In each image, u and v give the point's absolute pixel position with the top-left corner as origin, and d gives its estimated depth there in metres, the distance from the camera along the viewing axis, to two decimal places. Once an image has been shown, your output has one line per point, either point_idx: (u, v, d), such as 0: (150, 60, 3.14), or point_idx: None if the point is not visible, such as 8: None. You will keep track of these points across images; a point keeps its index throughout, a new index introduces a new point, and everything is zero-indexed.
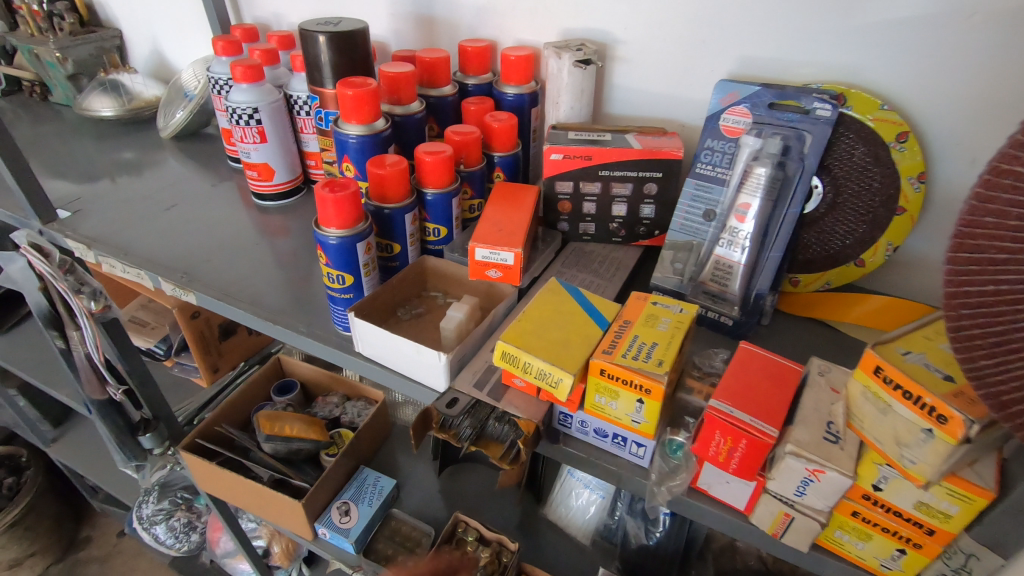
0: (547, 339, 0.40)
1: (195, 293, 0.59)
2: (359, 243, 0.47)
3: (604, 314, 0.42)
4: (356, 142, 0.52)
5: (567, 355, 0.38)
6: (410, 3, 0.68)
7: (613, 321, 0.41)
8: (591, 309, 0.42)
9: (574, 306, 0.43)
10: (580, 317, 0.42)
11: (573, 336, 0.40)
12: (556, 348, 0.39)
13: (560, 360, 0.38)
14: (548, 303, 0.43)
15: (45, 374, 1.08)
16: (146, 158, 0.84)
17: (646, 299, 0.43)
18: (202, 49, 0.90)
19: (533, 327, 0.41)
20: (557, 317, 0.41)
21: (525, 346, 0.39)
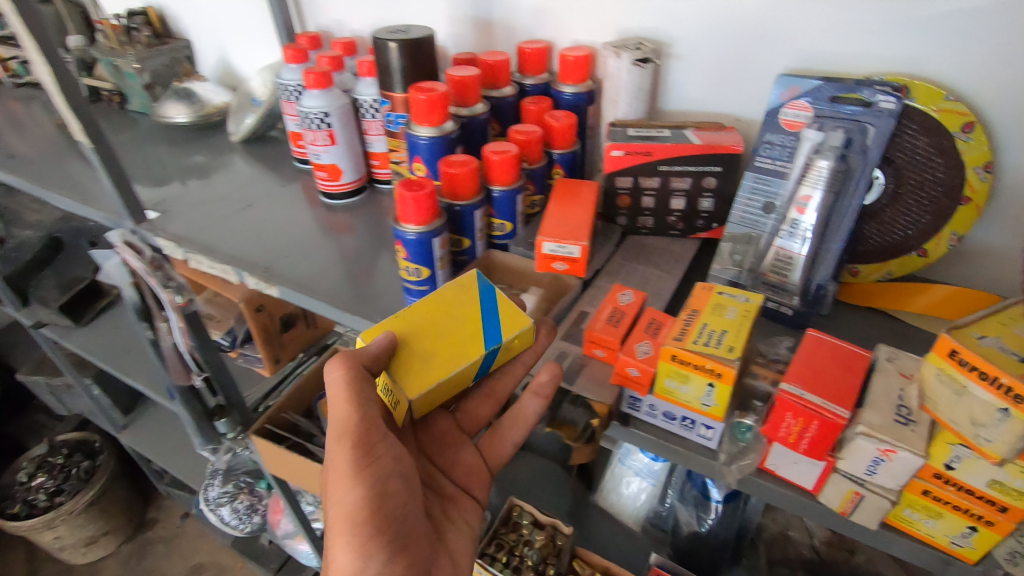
0: (405, 346, 0.44)
1: (277, 287, 0.63)
2: (436, 239, 0.50)
3: (495, 325, 0.46)
4: (427, 143, 0.55)
5: (417, 377, 0.43)
6: (470, 7, 0.70)
7: (500, 338, 0.45)
8: (479, 307, 0.47)
9: (464, 305, 0.47)
10: (463, 317, 0.46)
11: (437, 345, 0.45)
12: (412, 366, 0.43)
13: (406, 377, 0.43)
14: (440, 303, 0.47)
15: (124, 363, 1.20)
16: (215, 161, 0.90)
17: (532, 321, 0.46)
18: (267, 56, 0.95)
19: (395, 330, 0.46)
20: (435, 316, 0.46)
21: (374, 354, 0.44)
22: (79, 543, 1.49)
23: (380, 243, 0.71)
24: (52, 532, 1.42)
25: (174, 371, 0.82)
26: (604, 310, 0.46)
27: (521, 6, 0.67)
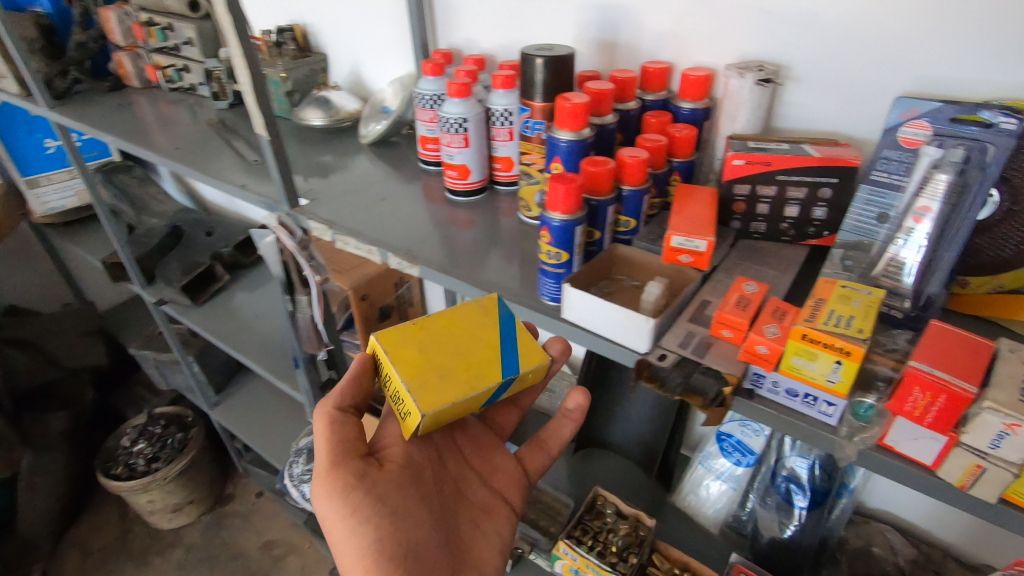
0: (429, 364, 0.58)
1: (419, 267, 0.72)
2: (577, 227, 0.57)
3: (511, 360, 0.61)
4: (566, 146, 0.63)
5: (432, 393, 0.56)
6: (597, 31, 0.78)
7: (514, 371, 0.59)
8: (500, 343, 0.62)
9: (485, 339, 0.62)
10: (486, 345, 0.61)
11: (456, 367, 0.59)
12: (430, 382, 0.57)
13: (422, 392, 0.55)
14: (454, 331, 0.63)
15: (236, 339, 1.41)
16: (341, 161, 1.00)
17: (546, 359, 0.62)
18: (396, 70, 1.06)
19: (426, 346, 0.60)
20: (461, 343, 0.61)
21: (403, 362, 0.58)
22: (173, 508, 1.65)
23: (491, 242, 0.77)
24: (147, 493, 1.69)
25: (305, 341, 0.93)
26: (731, 296, 0.51)
27: (646, 29, 0.74)
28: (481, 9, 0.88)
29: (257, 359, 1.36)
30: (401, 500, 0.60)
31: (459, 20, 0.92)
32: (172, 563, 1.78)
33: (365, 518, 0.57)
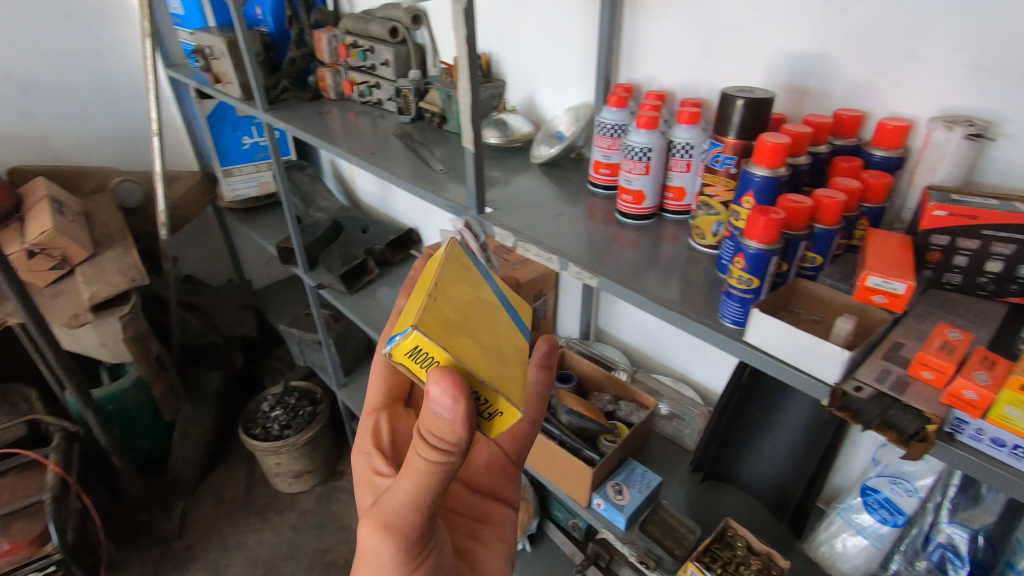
0: (486, 349, 0.57)
1: (598, 277, 0.79)
2: (772, 256, 0.60)
3: (519, 321, 0.69)
4: (760, 180, 0.67)
5: (514, 388, 0.57)
6: (787, 76, 0.82)
7: (529, 336, 0.68)
8: (506, 308, 0.68)
9: (494, 305, 0.65)
10: (496, 308, 0.65)
11: (502, 344, 0.60)
12: (507, 375, 0.57)
13: (511, 390, 0.56)
14: (456, 288, 0.61)
15: (380, 326, 1.55)
16: (512, 176, 1.11)
17: (535, 313, 0.74)
18: (570, 99, 1.16)
19: (468, 327, 0.57)
20: (486, 314, 0.61)
21: (472, 358, 0.53)
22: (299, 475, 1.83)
23: (653, 263, 0.82)
24: (277, 456, 1.88)
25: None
26: (934, 341, 0.53)
27: (842, 78, 0.77)
28: (669, 50, 0.95)
29: None
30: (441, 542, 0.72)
31: (644, 58, 0.99)
32: (289, 524, 1.96)
33: (429, 574, 0.68)
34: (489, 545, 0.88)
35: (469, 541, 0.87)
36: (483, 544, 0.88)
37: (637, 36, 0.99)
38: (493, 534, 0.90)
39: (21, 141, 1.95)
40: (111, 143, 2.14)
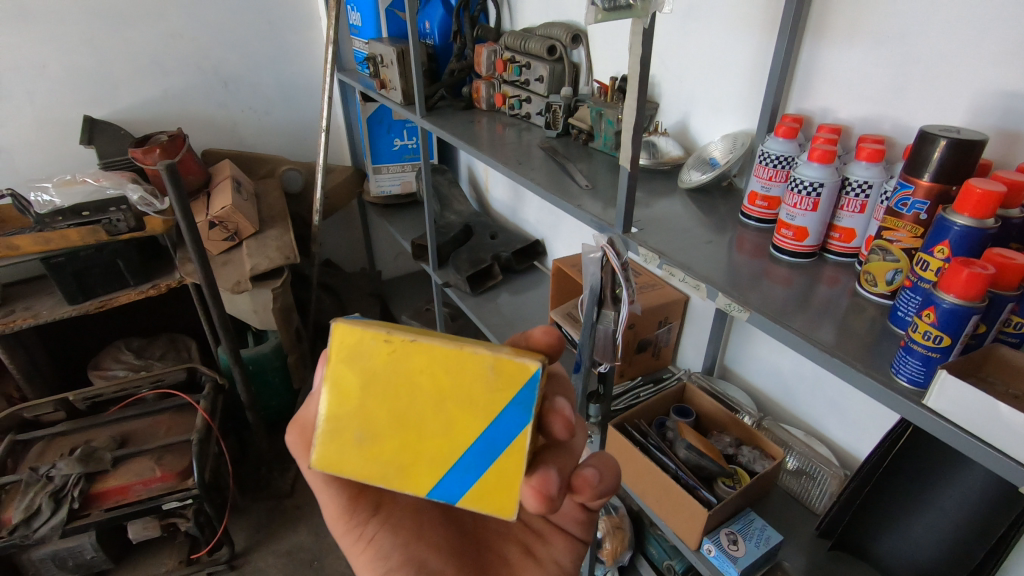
0: (359, 413, 0.60)
1: (750, 312, 0.75)
2: (972, 315, 0.55)
3: (463, 480, 0.59)
4: (960, 230, 0.60)
5: (337, 457, 0.60)
6: (998, 119, 0.73)
7: (450, 496, 0.59)
8: (459, 449, 0.59)
9: (450, 426, 0.58)
10: (447, 433, 0.59)
11: (387, 441, 0.60)
12: (344, 445, 0.60)
13: (328, 453, 0.61)
14: (428, 382, 0.58)
15: (499, 330, 1.59)
16: (657, 198, 1.09)
17: (510, 521, 0.57)
18: (728, 126, 1.12)
19: (376, 388, 0.59)
20: (416, 412, 0.59)
21: (339, 397, 0.60)
22: None
23: (808, 304, 0.77)
24: None
25: (598, 352, 0.99)
26: None
27: None
28: (851, 82, 0.89)
29: None
30: (419, 525, 0.69)
31: (821, 89, 0.94)
32: None
33: (380, 547, 0.65)
34: (541, 565, 0.73)
35: (522, 558, 0.73)
36: (535, 564, 0.73)
37: (815, 65, 0.94)
38: (553, 556, 0.74)
39: (215, 127, 2.26)
40: (284, 136, 2.41)
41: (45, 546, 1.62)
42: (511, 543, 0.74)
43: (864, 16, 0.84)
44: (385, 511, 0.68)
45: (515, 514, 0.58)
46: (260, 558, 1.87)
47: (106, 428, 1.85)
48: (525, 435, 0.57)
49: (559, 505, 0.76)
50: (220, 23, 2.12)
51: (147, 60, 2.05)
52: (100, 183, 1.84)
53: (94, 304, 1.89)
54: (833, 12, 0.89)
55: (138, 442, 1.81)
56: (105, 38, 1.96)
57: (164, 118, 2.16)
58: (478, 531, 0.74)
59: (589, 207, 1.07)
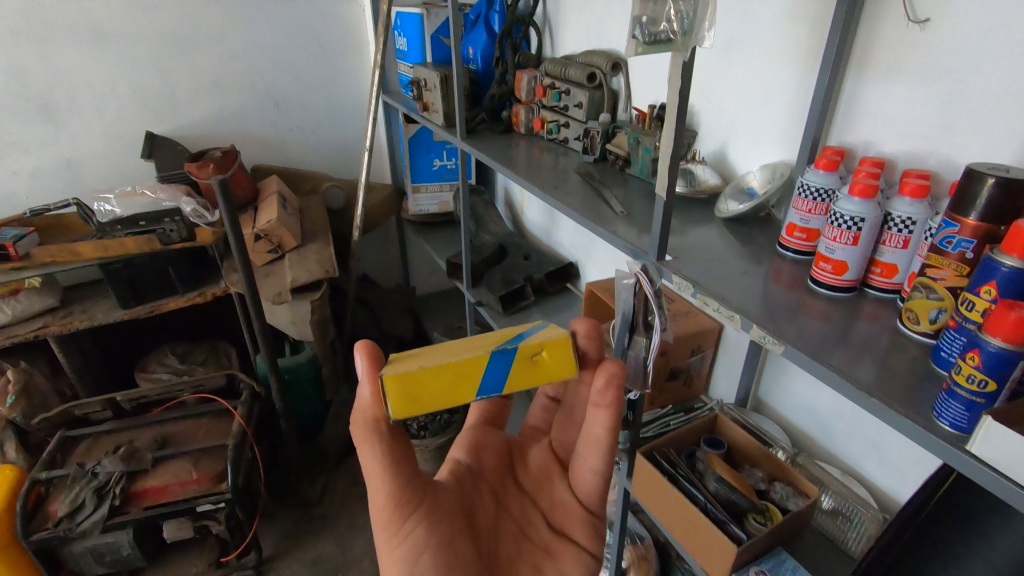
0: (420, 353, 0.69)
1: (784, 345, 0.74)
2: (1020, 360, 0.53)
3: (523, 336, 0.70)
4: (1008, 271, 0.58)
5: (408, 364, 0.64)
6: None
7: (515, 342, 0.67)
8: (511, 333, 0.71)
9: (496, 334, 0.73)
10: (497, 336, 0.72)
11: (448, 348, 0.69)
12: (409, 360, 0.66)
13: (396, 365, 0.64)
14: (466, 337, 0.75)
15: None
16: (694, 226, 1.09)
17: (567, 331, 0.69)
18: (767, 156, 1.12)
19: (428, 346, 0.72)
20: (468, 339, 0.72)
21: (396, 356, 0.69)
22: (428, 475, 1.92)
23: (847, 340, 0.75)
24: None
25: (628, 379, 0.99)
26: None
27: None
28: (896, 115, 0.88)
29: None
30: (452, 526, 0.68)
31: (864, 122, 0.93)
32: None
33: (419, 544, 0.64)
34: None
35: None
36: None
37: (859, 98, 0.93)
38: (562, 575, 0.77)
39: (265, 144, 2.37)
40: (329, 153, 2.51)
41: (85, 541, 1.69)
42: (524, 562, 0.76)
43: (909, 50, 0.84)
44: (428, 508, 0.66)
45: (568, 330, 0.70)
46: (286, 565, 1.90)
47: (149, 428, 1.93)
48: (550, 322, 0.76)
49: (572, 511, 0.80)
50: (275, 46, 2.23)
51: (206, 80, 2.17)
52: (158, 196, 1.95)
53: (144, 309, 1.99)
54: (877, 46, 0.88)
55: (178, 444, 1.88)
56: (170, 59, 2.09)
57: (219, 134, 2.27)
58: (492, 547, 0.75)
59: (624, 233, 1.07)
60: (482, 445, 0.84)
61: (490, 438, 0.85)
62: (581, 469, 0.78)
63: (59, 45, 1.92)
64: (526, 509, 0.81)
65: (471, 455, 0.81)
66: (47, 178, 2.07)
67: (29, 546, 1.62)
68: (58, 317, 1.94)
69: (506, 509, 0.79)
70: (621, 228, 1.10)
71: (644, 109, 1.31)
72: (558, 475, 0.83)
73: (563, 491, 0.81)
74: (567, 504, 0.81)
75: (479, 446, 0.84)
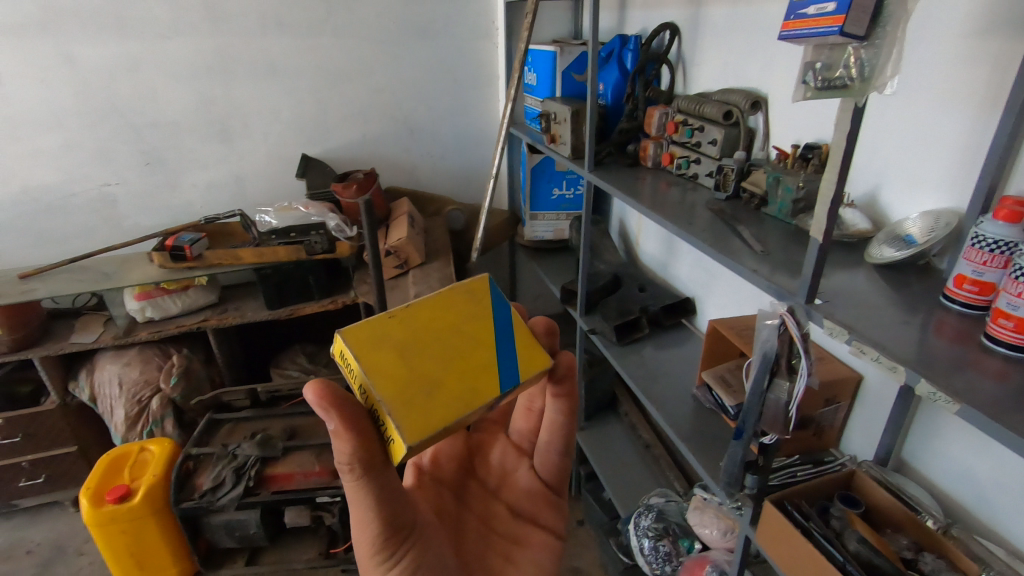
0: (410, 378, 0.73)
1: (960, 404, 0.70)
2: None
3: (512, 361, 0.80)
4: None
5: (418, 418, 0.70)
6: None
7: (511, 381, 0.78)
8: (493, 351, 0.80)
9: (476, 340, 0.80)
10: (478, 344, 0.79)
11: (447, 377, 0.75)
12: (417, 403, 0.71)
13: (412, 421, 0.69)
14: (431, 324, 0.79)
15: (644, 382, 1.60)
16: (844, 269, 1.05)
17: (550, 361, 0.83)
18: (928, 202, 1.06)
19: (410, 349, 0.75)
20: (451, 343, 0.78)
21: (383, 376, 0.72)
22: None
23: None
24: None
25: (766, 422, 0.97)
26: None
27: None
28: None
29: (659, 406, 1.51)
30: (431, 545, 0.79)
31: None
32: None
33: (410, 567, 0.74)
34: (519, 565, 0.91)
35: (502, 562, 0.91)
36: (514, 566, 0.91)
37: None
38: (527, 558, 0.93)
39: (398, 168, 2.57)
40: (453, 179, 2.67)
41: (221, 515, 1.87)
42: (493, 551, 0.92)
43: None
44: (414, 538, 0.75)
45: (549, 356, 0.84)
46: None
47: (280, 419, 2.13)
48: (515, 312, 0.85)
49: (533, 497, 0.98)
50: (415, 80, 2.43)
51: (355, 110, 2.41)
52: (308, 211, 2.21)
53: (286, 311, 2.21)
54: None
55: (304, 436, 2.05)
56: (326, 90, 2.34)
57: (360, 158, 2.50)
58: (461, 543, 0.89)
59: (763, 271, 1.06)
60: (440, 454, 0.98)
61: (448, 448, 1.00)
62: (550, 453, 0.99)
63: (241, 78, 2.23)
64: (492, 505, 0.97)
65: (432, 463, 0.97)
66: (219, 191, 2.39)
67: (178, 512, 1.83)
68: (216, 311, 2.21)
69: (467, 506, 0.95)
70: (759, 265, 1.09)
71: (789, 150, 1.28)
72: (514, 467, 1.01)
73: (523, 479, 0.99)
74: (525, 492, 0.99)
75: (439, 457, 0.98)
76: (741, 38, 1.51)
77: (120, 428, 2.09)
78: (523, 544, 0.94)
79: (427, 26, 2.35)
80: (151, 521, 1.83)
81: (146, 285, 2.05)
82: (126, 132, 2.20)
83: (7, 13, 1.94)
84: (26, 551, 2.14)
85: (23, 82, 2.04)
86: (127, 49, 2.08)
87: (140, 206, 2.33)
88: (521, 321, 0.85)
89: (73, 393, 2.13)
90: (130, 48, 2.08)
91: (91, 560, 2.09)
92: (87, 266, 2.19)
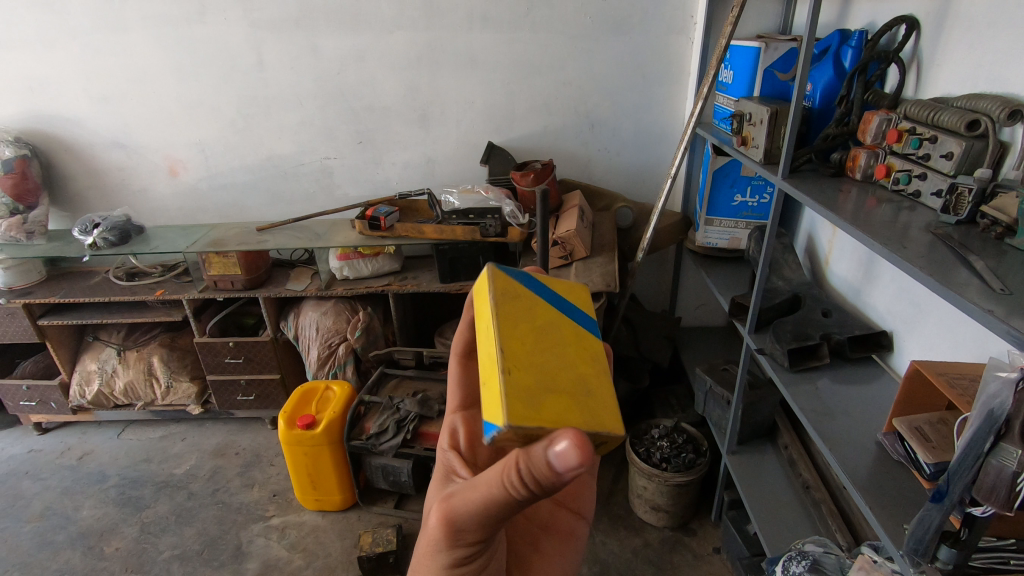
0: (572, 393, 0.77)
1: None
2: None
3: (581, 314, 0.92)
4: None
5: (603, 409, 0.77)
6: None
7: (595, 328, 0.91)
8: (569, 319, 0.89)
9: (555, 322, 0.86)
10: (561, 324, 0.86)
11: (577, 366, 0.81)
12: (587, 404, 0.77)
13: (606, 418, 0.76)
14: (523, 339, 0.79)
15: (816, 416, 1.45)
16: None
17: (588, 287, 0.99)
18: None
19: (543, 378, 0.76)
20: (552, 344, 0.82)
21: (562, 409, 0.74)
22: (659, 503, 2.07)
23: None
24: (647, 481, 2.05)
25: (980, 492, 0.81)
26: None
27: None
28: None
29: (832, 445, 1.35)
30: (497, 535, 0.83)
31: None
32: (632, 544, 2.09)
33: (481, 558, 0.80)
34: (548, 554, 0.91)
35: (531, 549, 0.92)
36: (541, 555, 0.91)
37: None
38: (554, 546, 0.92)
39: (574, 161, 2.61)
40: (626, 176, 2.64)
41: (380, 458, 2.12)
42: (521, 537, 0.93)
43: None
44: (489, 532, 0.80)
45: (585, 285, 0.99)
46: None
47: (438, 383, 2.34)
48: (541, 278, 0.92)
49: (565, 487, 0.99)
50: (602, 74, 2.44)
51: (541, 102, 2.49)
52: (487, 195, 2.36)
53: (455, 286, 2.37)
54: None
55: None
56: (518, 83, 2.46)
57: (540, 149, 2.59)
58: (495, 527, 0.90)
59: (1001, 313, 0.88)
60: (478, 434, 0.95)
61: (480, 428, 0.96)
62: None
63: (445, 68, 2.43)
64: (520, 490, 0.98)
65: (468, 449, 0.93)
66: (413, 170, 2.65)
67: (349, 448, 2.10)
68: (398, 278, 2.47)
69: None
70: (994, 305, 0.91)
71: None
72: None
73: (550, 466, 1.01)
74: None
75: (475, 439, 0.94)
76: (1006, 35, 1.26)
77: (313, 366, 2.45)
78: (551, 531, 0.94)
79: (622, 20, 2.33)
80: (326, 450, 2.13)
81: (347, 247, 2.36)
82: (348, 114, 2.54)
83: (275, 11, 2.35)
84: (235, 452, 2.63)
85: (280, 68, 2.46)
86: (358, 42, 2.39)
87: (351, 178, 2.68)
88: (551, 283, 0.94)
89: (282, 331, 2.53)
90: (360, 41, 2.39)
91: (278, 471, 2.50)
92: (305, 226, 2.60)
